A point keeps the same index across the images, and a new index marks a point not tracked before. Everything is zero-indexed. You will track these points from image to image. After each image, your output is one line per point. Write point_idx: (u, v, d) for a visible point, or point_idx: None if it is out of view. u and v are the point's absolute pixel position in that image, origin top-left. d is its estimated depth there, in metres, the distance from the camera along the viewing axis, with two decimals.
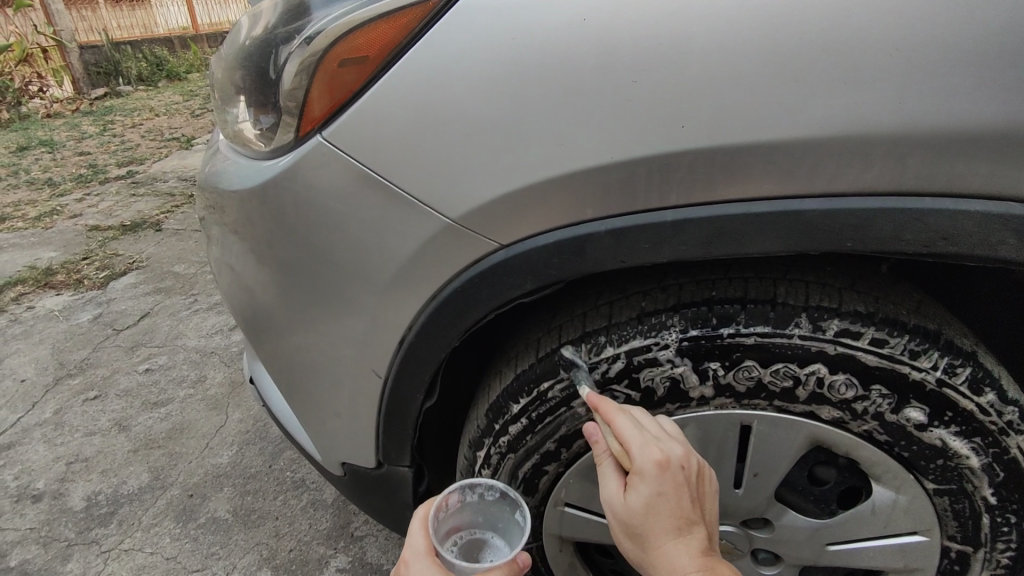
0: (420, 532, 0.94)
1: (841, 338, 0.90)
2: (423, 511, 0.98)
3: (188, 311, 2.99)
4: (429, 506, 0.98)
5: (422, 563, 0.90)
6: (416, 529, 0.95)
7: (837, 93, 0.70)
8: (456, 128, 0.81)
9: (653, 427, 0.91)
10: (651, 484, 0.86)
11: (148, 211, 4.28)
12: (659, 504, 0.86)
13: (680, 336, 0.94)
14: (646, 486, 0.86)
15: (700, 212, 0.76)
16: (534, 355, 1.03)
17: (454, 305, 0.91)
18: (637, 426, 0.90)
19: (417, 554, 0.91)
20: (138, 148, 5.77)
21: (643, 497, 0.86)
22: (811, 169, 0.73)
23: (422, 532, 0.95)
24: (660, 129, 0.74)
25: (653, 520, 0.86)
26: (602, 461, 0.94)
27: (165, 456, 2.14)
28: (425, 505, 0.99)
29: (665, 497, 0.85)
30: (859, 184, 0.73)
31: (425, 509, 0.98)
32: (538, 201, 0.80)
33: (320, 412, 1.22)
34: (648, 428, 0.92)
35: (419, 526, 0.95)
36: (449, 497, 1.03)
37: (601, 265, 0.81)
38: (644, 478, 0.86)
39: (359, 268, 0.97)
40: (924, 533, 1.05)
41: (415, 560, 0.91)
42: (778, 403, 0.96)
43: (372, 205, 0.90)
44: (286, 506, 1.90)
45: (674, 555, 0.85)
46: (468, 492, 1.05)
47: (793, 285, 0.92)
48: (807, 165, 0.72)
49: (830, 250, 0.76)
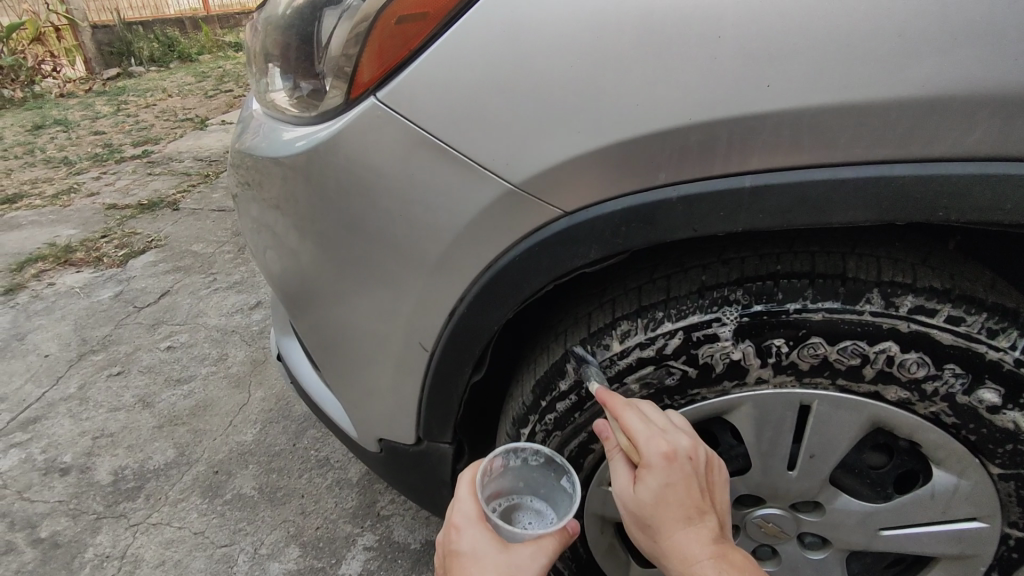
0: (469, 496, 0.91)
1: (914, 315, 0.87)
2: (470, 474, 0.94)
3: (208, 289, 2.98)
4: (475, 470, 0.95)
5: (474, 530, 0.88)
6: (464, 493, 0.92)
7: (933, 53, 0.69)
8: (532, 88, 0.80)
9: (657, 419, 0.89)
10: (660, 474, 0.83)
11: (165, 190, 4.26)
12: (668, 494, 0.83)
13: (743, 311, 0.91)
14: (655, 479, 0.83)
15: (783, 178, 0.75)
16: (586, 330, 0.99)
17: (515, 275, 0.90)
18: (645, 419, 0.88)
19: (467, 520, 0.89)
20: (153, 128, 5.75)
21: (654, 488, 0.84)
22: (907, 133, 0.71)
23: (470, 497, 0.91)
24: (747, 90, 0.73)
25: (663, 511, 0.84)
26: (611, 457, 0.92)
27: (190, 433, 2.13)
28: (472, 469, 0.95)
29: (674, 487, 0.83)
30: (958, 148, 0.71)
31: (473, 473, 0.95)
32: (615, 165, 0.79)
33: (358, 387, 1.19)
34: (656, 420, 0.89)
35: (467, 490, 0.92)
36: (494, 461, 0.99)
37: (674, 232, 0.80)
38: (652, 470, 0.83)
39: (410, 237, 0.94)
40: (984, 519, 1.00)
41: (466, 527, 0.88)
42: (841, 382, 0.92)
43: (431, 171, 0.88)
44: (311, 484, 1.89)
45: (686, 543, 0.83)
46: (512, 457, 1.01)
47: (863, 259, 0.89)
48: (901, 129, 0.71)
49: (920, 220, 0.75)
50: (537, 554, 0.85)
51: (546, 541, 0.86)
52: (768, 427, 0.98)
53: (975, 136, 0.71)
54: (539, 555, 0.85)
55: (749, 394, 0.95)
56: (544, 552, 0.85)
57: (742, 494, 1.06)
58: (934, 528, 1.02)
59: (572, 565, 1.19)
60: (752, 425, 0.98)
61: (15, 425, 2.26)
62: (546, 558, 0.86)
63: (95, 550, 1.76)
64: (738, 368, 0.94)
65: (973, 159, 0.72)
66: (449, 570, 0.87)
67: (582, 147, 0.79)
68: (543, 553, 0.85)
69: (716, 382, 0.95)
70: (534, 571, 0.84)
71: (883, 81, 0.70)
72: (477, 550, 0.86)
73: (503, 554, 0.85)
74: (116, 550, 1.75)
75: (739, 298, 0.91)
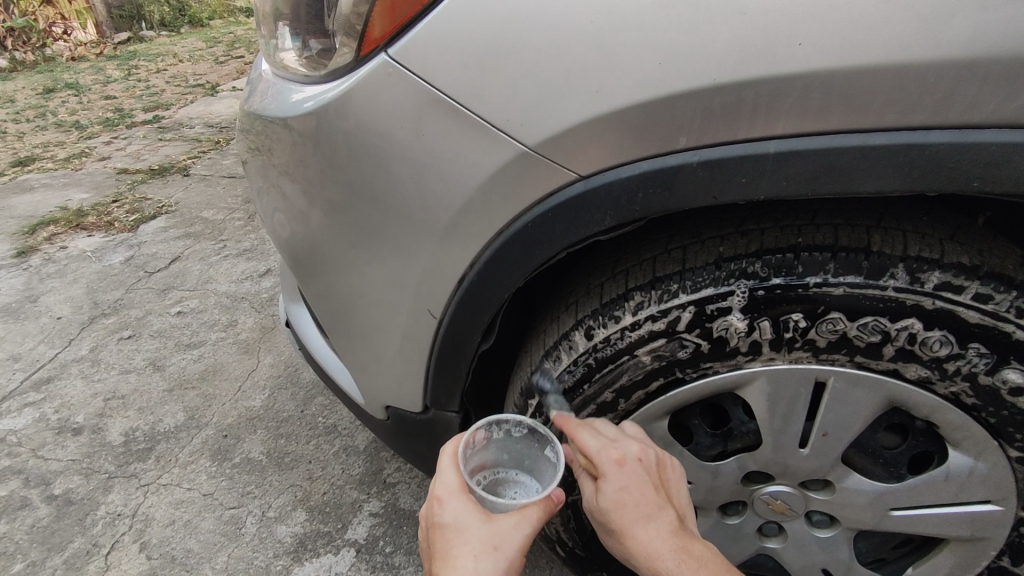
0: (451, 469, 0.91)
1: (940, 291, 0.84)
2: (452, 448, 0.94)
3: (218, 256, 2.98)
4: (457, 442, 0.95)
5: (456, 502, 0.87)
6: (446, 466, 0.91)
7: (981, 9, 0.64)
8: (547, 45, 0.76)
9: (608, 431, 0.94)
10: (614, 477, 0.88)
11: (176, 156, 4.24)
12: (622, 495, 0.88)
13: (760, 283, 0.88)
14: (611, 484, 0.88)
15: (810, 143, 0.72)
16: (598, 301, 0.97)
17: (525, 241, 0.87)
18: (596, 433, 0.93)
19: (450, 492, 0.88)
20: (164, 93, 5.70)
21: (610, 491, 0.88)
22: (945, 96, 0.67)
23: (453, 469, 0.91)
24: (776, 48, 0.69)
25: (622, 512, 0.88)
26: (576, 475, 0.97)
27: (200, 397, 2.15)
28: (454, 442, 0.95)
29: (629, 488, 0.88)
30: (998, 113, 0.67)
31: (455, 446, 0.94)
32: (632, 127, 0.76)
33: (365, 354, 1.18)
34: (607, 432, 0.94)
35: (449, 462, 0.92)
36: (477, 432, 0.99)
37: (692, 199, 0.77)
38: (606, 476, 0.89)
39: (418, 200, 0.91)
40: (998, 503, 0.98)
41: (449, 499, 0.88)
42: (859, 360, 0.90)
43: (442, 131, 0.85)
44: (318, 450, 1.91)
45: (648, 540, 0.85)
46: (494, 429, 1.02)
47: (889, 234, 0.86)
48: (940, 92, 0.67)
49: (953, 191, 0.71)
50: (520, 524, 0.85)
51: (530, 510, 0.86)
52: (783, 404, 0.95)
53: (1021, 101, 0.67)
54: (522, 526, 0.85)
55: (764, 369, 0.93)
56: (528, 522, 0.85)
57: (751, 470, 1.04)
58: (946, 511, 1.00)
59: (576, 537, 1.18)
60: (766, 401, 0.96)
61: (29, 384, 2.29)
62: (529, 529, 0.85)
63: (107, 508, 1.79)
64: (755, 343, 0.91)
65: (1016, 126, 0.68)
66: (432, 543, 0.87)
67: (599, 108, 0.75)
68: (526, 523, 0.85)
69: (731, 356, 0.93)
70: (518, 541, 0.83)
71: (924, 42, 0.66)
72: (461, 521, 0.85)
73: (487, 525, 0.84)
74: (127, 509, 1.78)
75: (758, 271, 0.88)
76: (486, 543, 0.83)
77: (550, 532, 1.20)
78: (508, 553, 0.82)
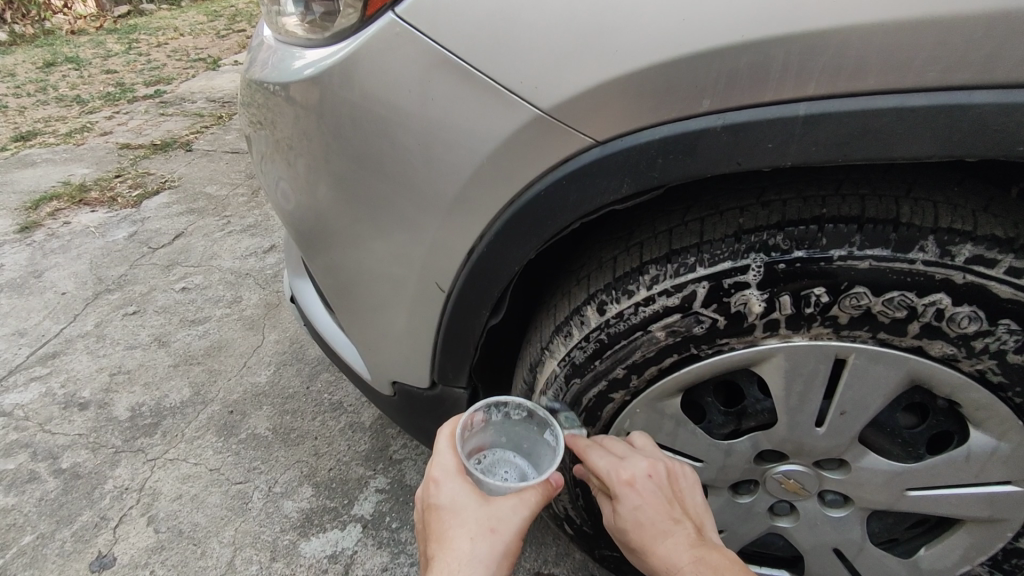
0: (449, 450, 0.89)
1: (971, 265, 0.81)
2: (450, 428, 0.92)
3: (222, 232, 2.96)
4: (455, 423, 0.92)
5: (453, 485, 0.85)
6: (443, 447, 0.89)
7: None
8: (564, 1, 0.72)
9: (619, 449, 0.95)
10: (628, 496, 0.90)
11: (178, 131, 4.19)
12: (637, 512, 0.89)
13: (781, 257, 0.85)
14: (626, 505, 0.90)
15: (842, 105, 0.67)
16: (611, 275, 0.94)
17: (536, 211, 0.84)
18: (605, 451, 0.94)
19: (447, 474, 0.86)
20: (165, 67, 5.62)
21: (627, 508, 0.90)
22: (991, 54, 0.63)
23: (450, 450, 0.89)
24: (808, 2, 0.65)
25: (639, 530, 0.89)
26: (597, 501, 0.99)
27: (205, 373, 2.15)
28: (452, 423, 0.92)
29: (643, 505, 0.89)
30: None
31: (453, 427, 0.92)
32: (652, 89, 0.71)
33: (372, 329, 1.16)
34: (618, 449, 0.95)
35: (446, 443, 0.89)
36: (475, 414, 0.97)
37: (714, 166, 0.73)
38: (620, 496, 0.90)
39: (425, 169, 0.88)
40: (1019, 483, 0.96)
41: (446, 480, 0.86)
42: (883, 336, 0.87)
43: (451, 95, 0.81)
44: (324, 426, 1.90)
45: (668, 554, 0.86)
46: (492, 412, 1.00)
47: (919, 205, 0.82)
48: (987, 50, 0.63)
49: (994, 157, 0.67)
50: (518, 507, 0.83)
51: (528, 493, 0.84)
52: (801, 380, 0.93)
53: None
54: (520, 509, 0.83)
55: (783, 345, 0.90)
56: (526, 506, 0.83)
57: (765, 448, 1.02)
58: (965, 491, 0.98)
59: (585, 515, 1.17)
60: (784, 378, 0.93)
61: (35, 359, 2.29)
62: (527, 512, 0.84)
63: (114, 482, 1.79)
64: (773, 319, 0.88)
65: None
66: (428, 525, 0.85)
67: (617, 68, 0.71)
68: (524, 507, 0.83)
69: (750, 331, 0.90)
70: (514, 524, 0.82)
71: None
72: (458, 503, 0.84)
73: (484, 507, 0.83)
74: (135, 483, 1.78)
75: (780, 243, 0.84)
76: (483, 526, 0.81)
77: (559, 509, 1.18)
78: (505, 536, 0.81)
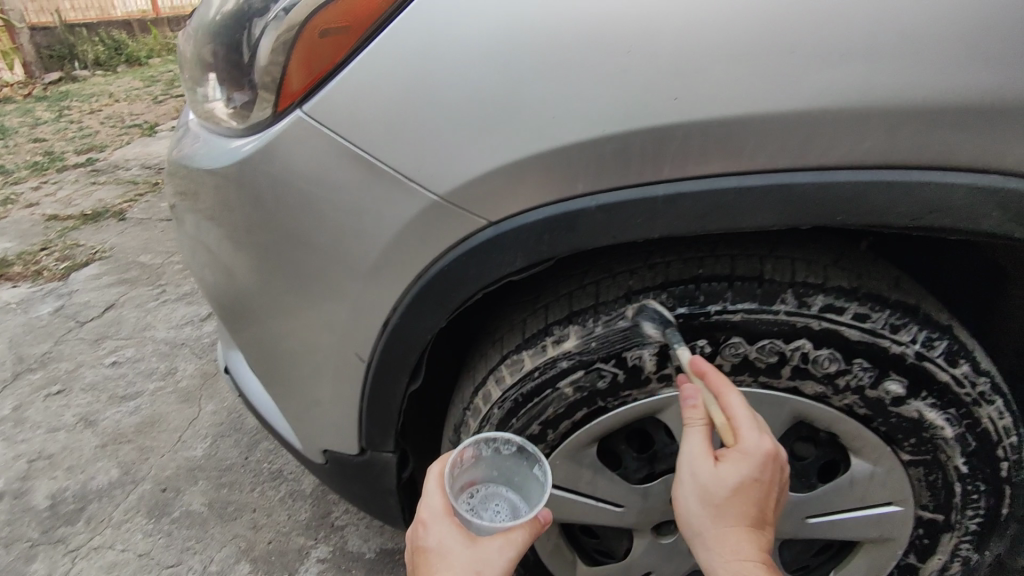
0: (437, 492, 0.92)
1: (825, 313, 0.92)
2: (438, 469, 0.95)
3: (156, 302, 2.90)
4: (444, 464, 0.95)
5: (442, 524, 0.89)
6: (432, 489, 0.92)
7: (832, 66, 0.73)
8: (452, 101, 0.81)
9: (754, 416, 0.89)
10: (750, 467, 0.83)
11: (111, 200, 4.11)
12: (746, 487, 0.84)
13: (666, 314, 0.94)
14: (731, 468, 0.84)
15: (692, 186, 0.79)
16: (519, 336, 1.01)
17: (442, 284, 0.91)
18: (746, 406, 0.88)
19: (434, 514, 0.89)
20: (99, 135, 5.54)
21: (733, 480, 0.84)
22: (804, 141, 0.75)
23: (438, 491, 0.92)
24: (655, 102, 0.76)
25: (740, 499, 0.85)
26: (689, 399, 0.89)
27: (136, 451, 2.07)
28: (440, 464, 0.95)
29: (759, 483, 0.84)
30: (850, 156, 0.76)
31: (441, 467, 0.95)
32: (533, 176, 0.81)
33: (300, 399, 1.18)
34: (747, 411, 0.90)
35: (434, 485, 0.93)
36: (465, 451, 0.99)
37: (592, 240, 0.83)
38: (744, 461, 0.83)
39: (341, 249, 0.94)
40: (899, 503, 1.06)
41: (434, 522, 0.89)
42: (762, 380, 0.98)
43: (359, 183, 0.88)
44: (263, 497, 1.86)
45: (737, 544, 0.85)
46: (483, 447, 1.02)
47: (779, 262, 0.93)
48: (800, 138, 0.75)
49: (821, 225, 0.79)
50: (504, 548, 0.85)
51: (514, 532, 0.87)
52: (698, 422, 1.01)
53: (867, 145, 0.75)
54: (506, 548, 0.86)
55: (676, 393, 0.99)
56: (512, 545, 0.86)
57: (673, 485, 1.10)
58: (856, 515, 1.07)
59: (519, 567, 1.20)
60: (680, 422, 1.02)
61: None
62: (514, 552, 0.86)
63: None
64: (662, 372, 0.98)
65: (866, 167, 0.77)
66: (417, 567, 0.88)
67: (501, 159, 0.81)
68: (511, 547, 0.86)
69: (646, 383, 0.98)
70: (500, 565, 0.84)
71: (784, 91, 0.74)
72: (445, 544, 0.87)
73: (469, 549, 0.86)
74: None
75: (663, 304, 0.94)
76: (469, 566, 0.84)
77: None
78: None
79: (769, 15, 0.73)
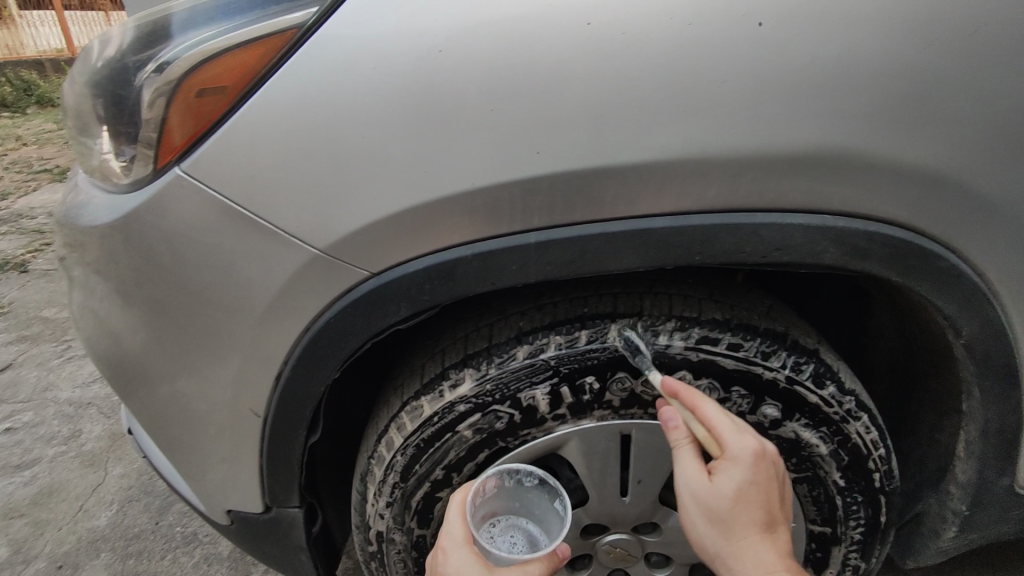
0: (458, 522, 0.88)
1: (700, 345, 0.95)
2: (460, 498, 0.92)
3: (60, 359, 2.70)
4: (465, 492, 0.92)
5: (460, 552, 0.85)
6: (454, 519, 0.89)
7: (677, 122, 0.75)
8: (328, 157, 0.81)
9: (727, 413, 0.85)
10: (742, 472, 0.78)
11: (14, 251, 3.85)
12: (747, 492, 0.79)
13: (553, 353, 0.95)
14: (727, 478, 0.78)
15: (562, 233, 0.81)
16: (419, 381, 1.02)
17: (329, 336, 0.91)
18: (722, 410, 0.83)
19: (455, 543, 0.86)
20: (3, 181, 5.21)
21: (729, 491, 0.78)
22: (657, 188, 0.78)
23: (459, 520, 0.89)
24: (520, 158, 0.78)
25: (743, 506, 0.79)
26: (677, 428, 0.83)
27: (29, 526, 1.91)
28: (461, 491, 0.93)
29: (757, 487, 0.79)
30: (700, 202, 0.79)
31: (463, 497, 0.92)
32: (411, 228, 0.83)
33: (197, 460, 1.13)
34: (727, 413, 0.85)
35: (456, 513, 0.90)
36: (488, 481, 0.98)
37: (472, 287, 0.85)
38: (734, 469, 0.78)
39: (229, 305, 0.92)
40: None
41: (453, 550, 0.86)
42: (652, 411, 1.00)
43: (241, 239, 0.87)
44: (175, 565, 1.74)
45: (754, 555, 0.78)
46: (506, 478, 1.01)
47: (658, 298, 0.98)
48: (653, 186, 0.78)
49: (680, 265, 0.83)
50: None
51: (531, 565, 0.84)
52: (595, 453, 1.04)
53: (713, 191, 0.78)
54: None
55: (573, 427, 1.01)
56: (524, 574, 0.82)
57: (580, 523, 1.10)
58: None
59: None
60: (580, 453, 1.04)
61: None
62: None
63: None
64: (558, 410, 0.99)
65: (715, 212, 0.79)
66: None
67: (380, 212, 0.82)
68: None
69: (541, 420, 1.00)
70: None
71: (636, 145, 0.76)
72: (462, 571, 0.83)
73: None
74: None
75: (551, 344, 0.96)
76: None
77: None
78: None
79: (617, 75, 0.75)
